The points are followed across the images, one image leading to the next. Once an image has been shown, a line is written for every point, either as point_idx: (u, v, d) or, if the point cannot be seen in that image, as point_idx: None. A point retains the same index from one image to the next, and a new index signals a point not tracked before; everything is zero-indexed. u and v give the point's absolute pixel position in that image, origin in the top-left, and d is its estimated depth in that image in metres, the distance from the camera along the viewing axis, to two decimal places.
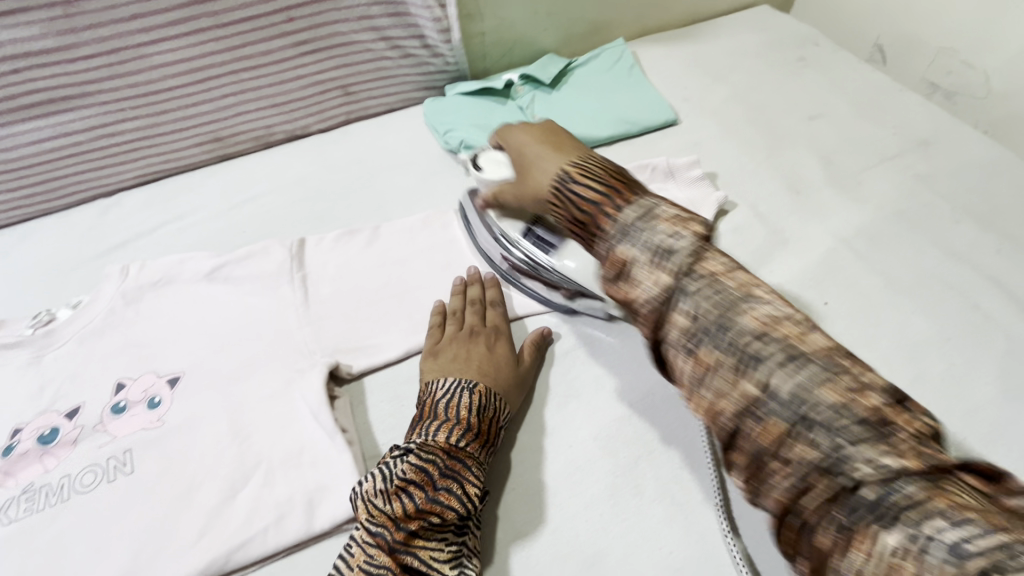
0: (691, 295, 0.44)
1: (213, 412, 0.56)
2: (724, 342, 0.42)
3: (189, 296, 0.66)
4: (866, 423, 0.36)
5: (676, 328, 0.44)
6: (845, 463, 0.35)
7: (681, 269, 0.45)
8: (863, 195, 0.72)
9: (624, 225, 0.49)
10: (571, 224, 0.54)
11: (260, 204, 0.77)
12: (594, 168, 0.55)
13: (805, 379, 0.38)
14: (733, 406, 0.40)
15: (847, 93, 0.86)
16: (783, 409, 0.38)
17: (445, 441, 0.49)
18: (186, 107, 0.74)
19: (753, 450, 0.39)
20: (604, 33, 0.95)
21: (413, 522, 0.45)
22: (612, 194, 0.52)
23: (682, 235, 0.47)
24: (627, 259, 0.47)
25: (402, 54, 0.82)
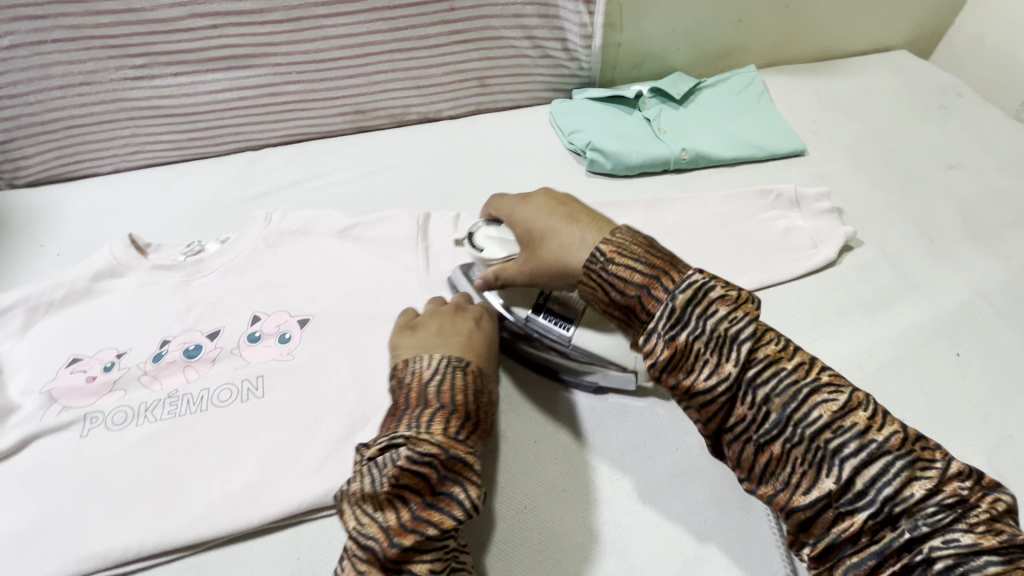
0: (751, 387, 0.41)
1: (338, 355, 0.60)
2: (755, 403, 0.40)
3: (322, 248, 0.71)
4: (870, 452, 0.38)
5: (738, 417, 0.41)
6: (876, 493, 0.37)
7: (739, 363, 0.41)
8: (1005, 251, 0.69)
9: (680, 313, 0.42)
10: (610, 307, 0.48)
11: (391, 176, 0.82)
12: (630, 243, 0.47)
13: (818, 420, 0.39)
14: (769, 466, 0.40)
15: (992, 147, 0.83)
16: (804, 453, 0.39)
17: (445, 435, 0.46)
18: (341, 78, 0.81)
19: (775, 489, 0.40)
20: (736, 58, 0.95)
21: (407, 536, 0.42)
22: (660, 271, 0.45)
23: (710, 291, 0.43)
24: (682, 346, 0.42)
25: (543, 54, 0.85)
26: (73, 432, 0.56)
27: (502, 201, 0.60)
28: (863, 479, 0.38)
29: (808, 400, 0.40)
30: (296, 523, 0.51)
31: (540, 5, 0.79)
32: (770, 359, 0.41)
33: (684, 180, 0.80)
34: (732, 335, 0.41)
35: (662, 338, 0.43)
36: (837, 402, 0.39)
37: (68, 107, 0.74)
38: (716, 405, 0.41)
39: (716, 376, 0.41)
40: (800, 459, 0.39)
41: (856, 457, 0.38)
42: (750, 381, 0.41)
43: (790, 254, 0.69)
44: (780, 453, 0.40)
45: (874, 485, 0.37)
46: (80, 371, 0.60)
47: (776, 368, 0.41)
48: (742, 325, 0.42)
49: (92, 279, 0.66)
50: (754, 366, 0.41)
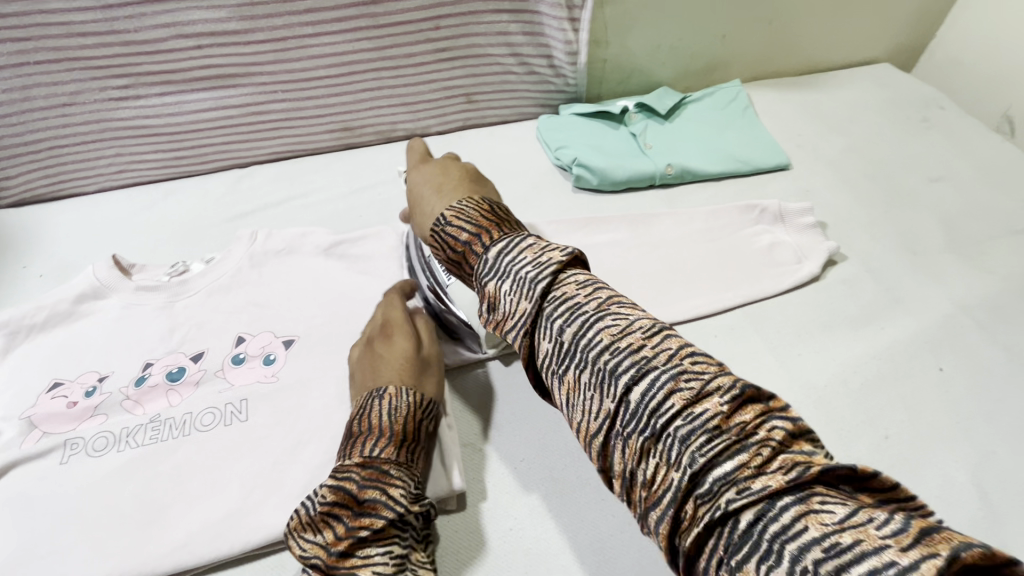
0: (569, 334, 0.38)
1: (322, 376, 0.60)
2: (641, 428, 0.34)
3: (307, 267, 0.71)
4: (773, 487, 0.29)
5: (575, 392, 0.37)
6: (778, 545, 0.27)
7: (617, 396, 0.35)
8: (988, 264, 0.70)
9: (494, 263, 0.43)
10: (449, 264, 0.50)
11: (378, 193, 0.82)
12: (472, 208, 0.50)
13: (708, 442, 0.31)
14: (629, 462, 0.34)
15: (974, 160, 0.83)
16: (693, 480, 0.31)
17: (362, 454, 0.47)
18: (327, 96, 0.81)
19: (674, 537, 0.32)
20: (722, 72, 0.96)
21: (343, 543, 0.43)
22: (483, 231, 0.47)
23: (545, 263, 0.41)
24: (496, 296, 0.42)
25: (529, 70, 0.86)
26: (52, 459, 0.55)
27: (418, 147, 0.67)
28: (755, 516, 0.29)
29: (693, 416, 0.32)
30: (279, 550, 0.51)
31: (525, 23, 0.80)
32: (644, 370, 0.35)
33: (670, 195, 0.81)
34: (612, 367, 0.36)
35: (481, 287, 0.44)
36: (716, 419, 0.32)
37: (49, 128, 0.73)
38: (612, 449, 0.35)
39: (602, 413, 0.35)
40: (692, 489, 0.31)
41: (743, 488, 0.30)
42: (644, 407, 0.34)
43: (774, 269, 0.70)
44: (659, 480, 0.32)
45: (765, 523, 0.28)
46: (60, 396, 0.59)
47: (652, 378, 0.34)
48: (624, 356, 0.36)
49: (73, 301, 0.66)
50: (648, 391, 0.34)
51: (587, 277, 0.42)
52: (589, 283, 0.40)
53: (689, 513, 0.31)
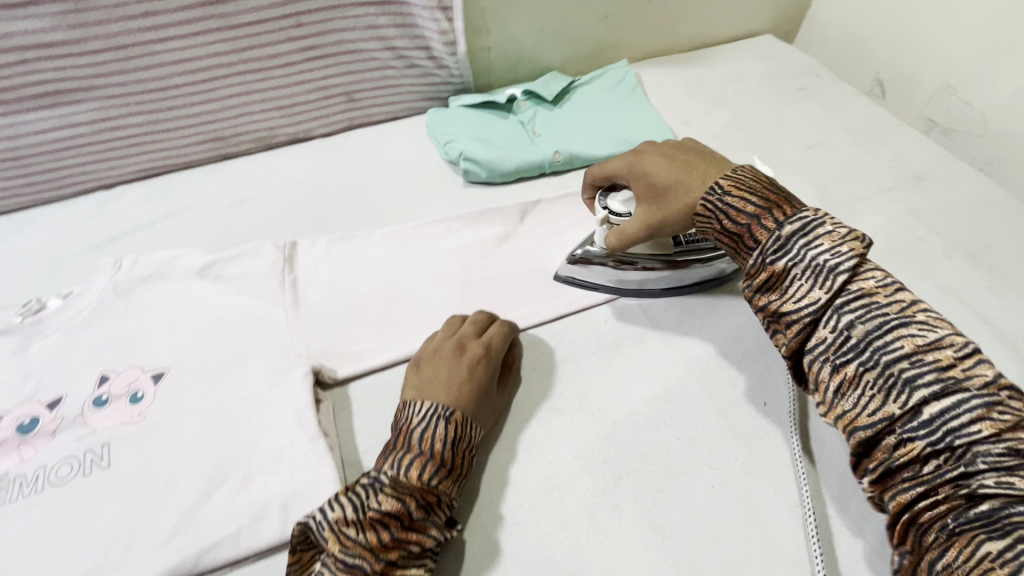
0: (847, 313, 0.44)
1: (194, 409, 0.56)
2: (932, 436, 0.40)
3: (180, 292, 0.67)
4: (1011, 449, 0.38)
5: (819, 343, 0.45)
6: (1011, 528, 0.35)
7: (906, 404, 0.41)
8: (858, 226, 0.72)
9: (786, 243, 0.47)
10: (721, 236, 0.53)
11: (258, 204, 0.78)
12: (746, 178, 0.52)
13: (953, 404, 0.39)
14: (844, 389, 0.44)
15: (846, 124, 0.87)
16: (923, 427, 0.40)
17: (419, 478, 0.46)
18: (190, 105, 0.75)
19: (886, 456, 0.42)
20: (609, 53, 0.96)
21: (392, 552, 0.43)
22: (773, 204, 0.50)
23: (844, 253, 0.45)
24: (783, 272, 0.47)
25: (408, 64, 0.82)
26: None
27: (608, 166, 0.62)
28: (1000, 506, 0.37)
29: (942, 383, 0.40)
30: None
31: (395, 15, 0.77)
32: (949, 389, 0.40)
33: (562, 183, 0.80)
34: (909, 376, 0.41)
35: (764, 264, 0.48)
36: (1020, 444, 0.38)
37: None
38: (883, 440, 0.42)
39: (883, 414, 0.42)
40: (919, 434, 0.40)
41: (1002, 483, 0.37)
42: (939, 421, 0.40)
43: None
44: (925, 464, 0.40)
45: (1008, 516, 0.36)
46: None
47: (956, 398, 0.39)
48: (927, 370, 0.41)
49: None
50: (948, 408, 0.40)
51: (885, 274, 0.46)
52: (888, 283, 0.45)
53: (941, 496, 0.39)
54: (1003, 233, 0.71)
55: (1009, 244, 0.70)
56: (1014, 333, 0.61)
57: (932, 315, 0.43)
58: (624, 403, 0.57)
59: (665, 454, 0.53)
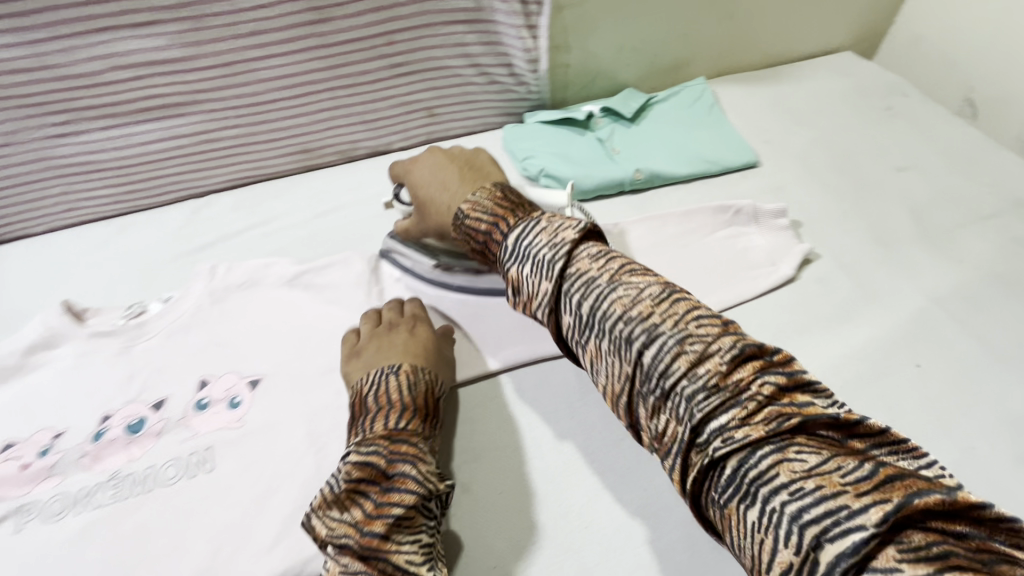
0: (573, 296, 0.44)
1: (290, 416, 0.58)
2: (662, 394, 0.39)
3: (272, 301, 0.69)
4: (715, 391, 0.37)
5: (569, 327, 0.45)
6: (755, 488, 0.33)
7: (636, 363, 0.40)
8: (959, 253, 0.69)
9: (512, 249, 0.48)
10: (478, 254, 0.55)
11: (343, 215, 0.79)
12: (484, 198, 0.54)
13: (661, 355, 0.39)
14: (596, 366, 0.43)
15: (939, 145, 0.83)
16: (656, 387, 0.39)
17: (385, 427, 0.49)
18: (283, 118, 0.78)
19: (650, 429, 0.40)
20: (685, 69, 0.95)
21: (377, 523, 0.44)
22: (501, 219, 0.51)
23: (559, 243, 0.46)
24: (518, 279, 0.47)
25: (489, 80, 0.83)
26: (5, 528, 0.52)
27: (398, 164, 0.68)
28: (738, 462, 0.34)
29: (652, 336, 0.40)
30: None
31: (482, 33, 0.77)
32: (654, 339, 0.39)
33: (640, 201, 0.79)
34: (626, 336, 0.41)
35: (506, 272, 0.49)
36: (716, 378, 0.37)
37: None
38: (638, 408, 0.41)
39: (624, 379, 0.41)
40: (653, 394, 0.39)
41: (727, 438, 0.35)
42: (657, 372, 0.39)
43: (748, 272, 0.69)
44: (670, 433, 0.38)
45: (748, 470, 0.34)
46: (12, 458, 0.56)
47: (662, 348, 0.39)
48: (636, 325, 0.40)
49: (25, 353, 0.62)
50: (657, 358, 0.39)
51: (598, 249, 0.46)
52: (598, 256, 0.45)
53: (695, 466, 0.37)
54: None
55: None
56: None
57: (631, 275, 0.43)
58: None
59: None
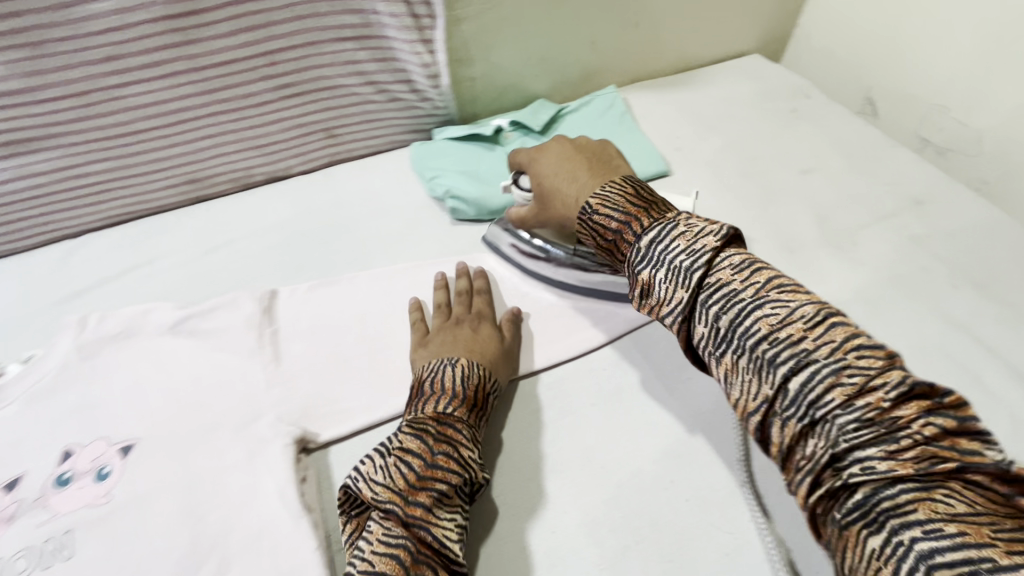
0: (708, 306, 0.44)
1: (166, 485, 0.52)
2: (799, 415, 0.39)
3: (151, 352, 0.62)
4: (869, 422, 0.37)
5: (700, 336, 0.45)
6: (885, 518, 0.34)
7: (775, 384, 0.40)
8: (860, 256, 0.70)
9: (644, 252, 0.49)
10: (602, 250, 0.55)
11: (235, 250, 0.74)
12: (614, 193, 0.54)
13: (810, 379, 0.39)
14: (727, 378, 0.43)
15: (841, 146, 0.85)
16: (794, 409, 0.39)
17: (435, 410, 0.50)
18: (160, 148, 0.71)
19: (776, 446, 0.41)
20: (597, 79, 0.94)
21: (421, 493, 0.45)
22: (633, 217, 0.51)
23: (699, 250, 0.46)
24: (649, 281, 0.48)
25: (389, 98, 0.79)
26: None
27: (518, 152, 0.67)
28: (871, 492, 0.35)
29: (799, 359, 0.40)
30: None
31: (374, 49, 0.73)
32: (801, 363, 0.39)
33: None
34: (770, 356, 0.41)
35: (634, 273, 0.49)
36: (873, 413, 0.37)
37: None
38: (763, 425, 0.41)
39: (761, 396, 0.41)
40: (792, 417, 0.39)
41: (869, 468, 0.36)
42: (803, 396, 0.39)
43: None
44: (806, 454, 0.39)
45: (881, 501, 0.35)
46: None
47: (810, 373, 0.39)
48: (783, 347, 0.40)
49: None
50: (807, 381, 0.39)
51: (743, 258, 0.45)
52: (744, 267, 0.45)
53: (821, 486, 0.38)
54: (1008, 258, 0.69)
55: (1015, 270, 0.67)
56: None
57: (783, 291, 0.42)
58: (630, 460, 0.54)
59: (674, 518, 0.50)
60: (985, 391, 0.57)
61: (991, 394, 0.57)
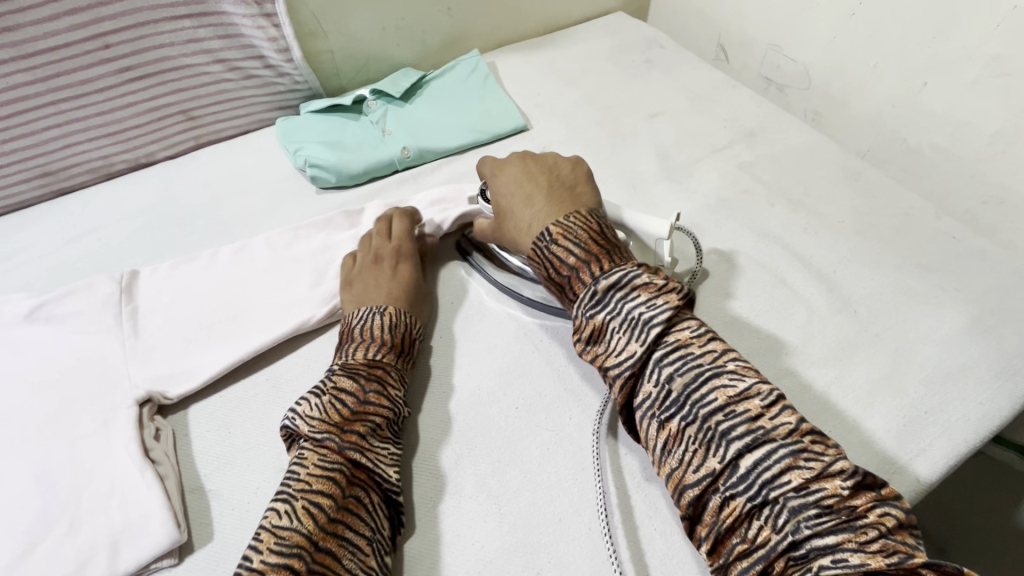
0: (663, 367, 0.46)
1: (18, 460, 0.53)
2: (750, 491, 0.41)
3: (5, 340, 0.62)
4: (827, 508, 0.39)
5: (646, 397, 0.47)
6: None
7: (725, 459, 0.42)
8: (693, 185, 0.76)
9: (602, 297, 0.51)
10: (551, 281, 0.56)
11: (97, 237, 0.74)
12: (576, 226, 0.55)
13: (763, 459, 0.41)
14: (668, 445, 0.45)
15: (687, 90, 0.91)
16: (745, 488, 0.41)
17: (365, 356, 0.54)
18: (3, 142, 0.71)
19: (720, 527, 0.42)
20: (460, 43, 0.97)
21: (356, 424, 0.49)
22: (594, 257, 0.53)
23: (657, 306, 0.48)
24: (602, 326, 0.50)
25: (244, 75, 0.81)
26: None
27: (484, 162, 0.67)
28: None
29: (755, 435, 0.42)
30: None
31: (216, 27, 0.75)
32: (759, 440, 0.42)
33: (415, 177, 0.80)
34: (724, 429, 0.43)
35: (586, 317, 0.51)
36: (831, 499, 0.39)
37: None
38: (709, 502, 0.42)
39: (704, 469, 0.43)
40: (740, 495, 0.41)
41: (839, 561, 0.37)
42: (755, 475, 0.41)
43: None
44: (760, 539, 0.40)
45: None
46: None
47: (768, 450, 0.41)
48: (739, 421, 0.43)
49: None
50: (762, 461, 0.41)
51: (699, 325, 0.49)
52: (701, 334, 0.48)
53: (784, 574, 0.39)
54: (821, 173, 0.76)
55: (824, 184, 0.75)
56: (828, 267, 0.65)
57: (739, 365, 0.45)
58: (469, 380, 0.59)
59: (505, 426, 0.55)
60: (788, 290, 0.64)
61: (793, 292, 0.64)
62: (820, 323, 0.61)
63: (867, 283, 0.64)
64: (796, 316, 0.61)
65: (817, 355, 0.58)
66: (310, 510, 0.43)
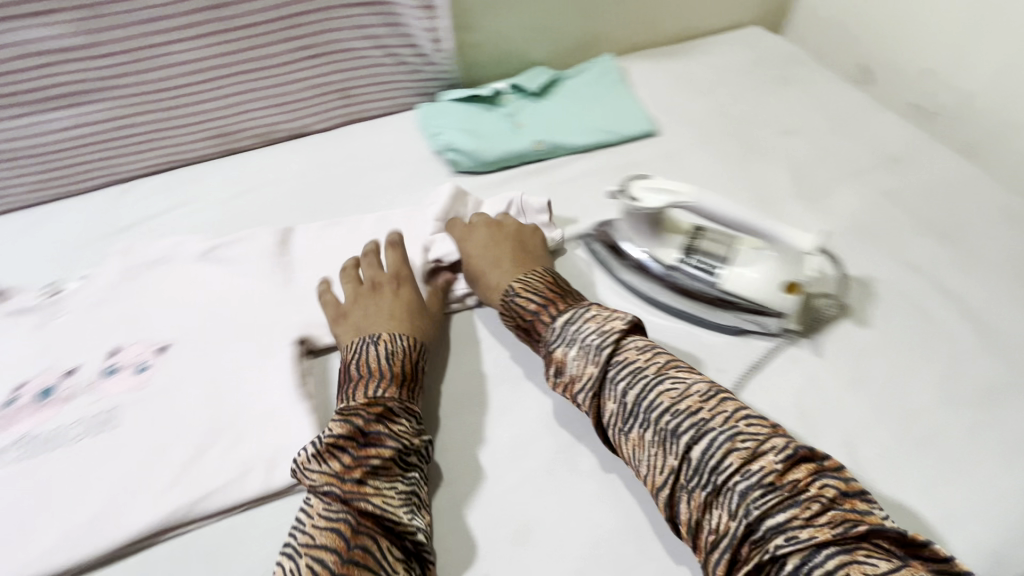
0: (620, 383, 0.52)
1: (193, 376, 0.61)
2: (705, 484, 0.45)
3: (183, 274, 0.72)
4: (772, 488, 0.43)
5: (610, 412, 0.52)
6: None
7: (679, 454, 0.46)
8: (828, 206, 0.74)
9: (560, 330, 0.56)
10: (518, 329, 0.61)
11: (258, 195, 0.83)
12: (534, 282, 0.62)
13: (711, 448, 0.45)
14: (636, 454, 0.50)
15: (825, 110, 0.88)
16: (699, 479, 0.45)
17: (367, 396, 0.53)
18: (196, 103, 0.82)
19: (692, 524, 0.45)
20: (593, 46, 0.99)
21: (355, 472, 0.49)
22: (551, 301, 0.60)
23: (607, 332, 0.54)
24: (563, 358, 0.55)
25: (398, 61, 0.88)
26: None
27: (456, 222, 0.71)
28: (800, 562, 0.40)
29: (699, 429, 0.46)
30: (147, 546, 0.52)
31: (383, 15, 0.82)
32: (704, 432, 0.46)
33: (542, 170, 0.83)
34: (674, 428, 0.47)
35: (548, 352, 0.56)
36: (772, 476, 0.44)
37: None
38: (681, 501, 0.46)
39: (666, 469, 0.47)
40: (699, 491, 0.45)
41: (791, 538, 0.41)
42: (704, 464, 0.45)
43: None
44: (723, 528, 0.43)
45: (808, 566, 0.40)
46: None
47: (710, 440, 0.46)
48: (683, 418, 0.48)
49: None
50: (707, 450, 0.45)
51: (643, 344, 0.54)
52: (644, 350, 0.53)
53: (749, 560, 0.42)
54: (973, 209, 0.72)
55: (977, 221, 0.70)
56: (977, 308, 0.62)
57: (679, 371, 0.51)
58: None
59: None
60: (930, 324, 0.61)
61: (937, 326, 0.61)
62: (965, 364, 0.58)
63: (1022, 329, 0.60)
64: (938, 353, 0.59)
65: (959, 396, 0.56)
66: (315, 565, 0.44)
